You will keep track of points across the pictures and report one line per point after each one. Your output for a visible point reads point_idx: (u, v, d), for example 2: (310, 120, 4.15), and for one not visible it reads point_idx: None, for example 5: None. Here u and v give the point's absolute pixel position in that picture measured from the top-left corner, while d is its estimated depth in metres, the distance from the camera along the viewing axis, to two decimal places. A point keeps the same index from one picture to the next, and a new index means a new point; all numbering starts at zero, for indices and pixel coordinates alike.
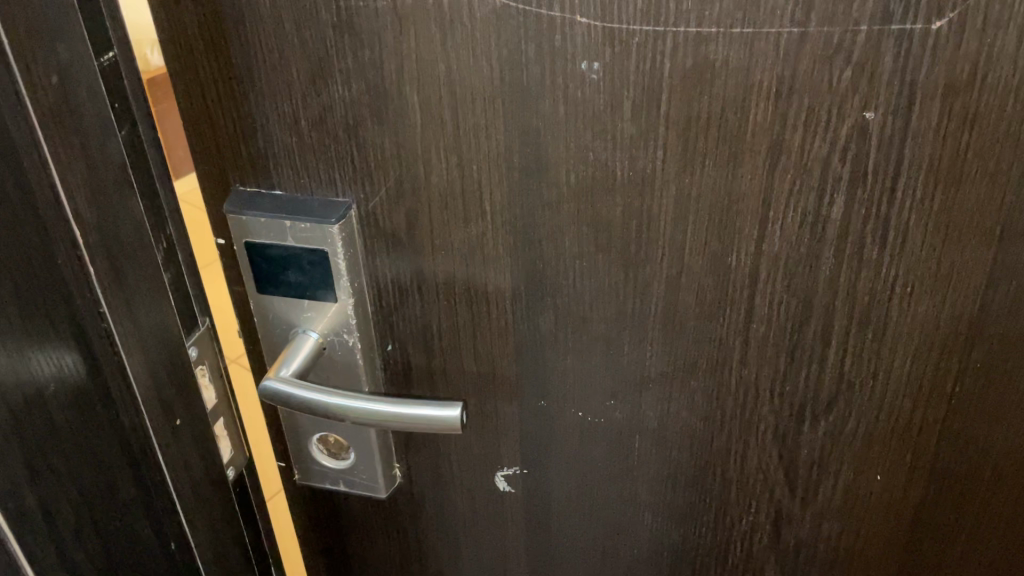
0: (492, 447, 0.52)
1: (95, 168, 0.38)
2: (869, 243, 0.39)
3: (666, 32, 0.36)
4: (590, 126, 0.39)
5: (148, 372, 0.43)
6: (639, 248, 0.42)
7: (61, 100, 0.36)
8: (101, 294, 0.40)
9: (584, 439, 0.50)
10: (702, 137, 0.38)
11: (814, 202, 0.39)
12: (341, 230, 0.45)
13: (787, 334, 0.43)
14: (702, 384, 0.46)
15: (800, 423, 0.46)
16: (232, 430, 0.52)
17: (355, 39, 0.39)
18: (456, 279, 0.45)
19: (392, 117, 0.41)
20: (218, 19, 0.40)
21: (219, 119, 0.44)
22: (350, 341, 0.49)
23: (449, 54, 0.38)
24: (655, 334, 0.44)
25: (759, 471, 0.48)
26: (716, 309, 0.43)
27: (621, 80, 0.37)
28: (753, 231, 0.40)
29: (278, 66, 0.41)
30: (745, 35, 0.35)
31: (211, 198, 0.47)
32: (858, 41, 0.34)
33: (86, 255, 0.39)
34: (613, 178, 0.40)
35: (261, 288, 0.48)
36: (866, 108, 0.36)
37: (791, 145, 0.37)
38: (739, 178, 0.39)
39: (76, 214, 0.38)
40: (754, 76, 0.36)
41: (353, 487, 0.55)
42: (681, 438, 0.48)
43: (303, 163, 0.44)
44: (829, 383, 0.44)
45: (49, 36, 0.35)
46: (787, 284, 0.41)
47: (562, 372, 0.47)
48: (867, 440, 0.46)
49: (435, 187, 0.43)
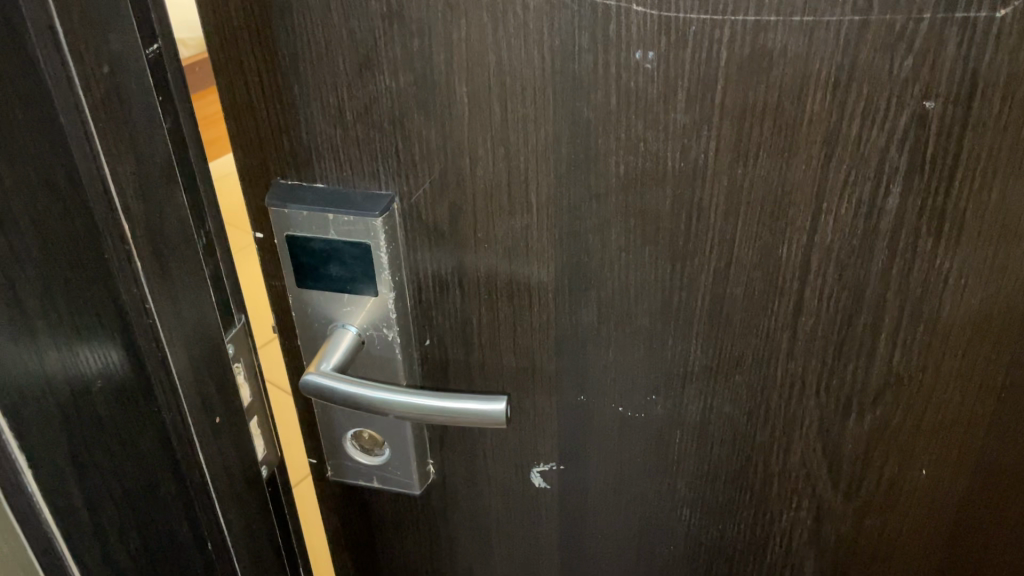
0: (530, 443, 0.51)
1: (143, 162, 0.38)
2: (923, 233, 0.39)
3: (724, 21, 0.36)
4: (642, 116, 0.39)
5: (190, 367, 0.43)
6: (688, 240, 0.42)
7: (112, 91, 0.35)
8: (149, 290, 0.39)
9: (624, 434, 0.50)
10: (757, 127, 0.38)
11: (869, 192, 0.38)
12: (384, 223, 0.44)
13: (835, 326, 0.43)
14: (747, 378, 0.45)
15: (845, 417, 0.45)
16: (266, 430, 0.51)
17: (404, 29, 0.39)
18: (499, 273, 0.45)
19: (439, 109, 0.41)
20: (266, 10, 0.40)
21: (262, 111, 0.43)
22: (389, 336, 0.48)
23: (501, 44, 0.38)
24: (700, 328, 0.44)
25: (802, 465, 0.48)
26: (764, 302, 0.43)
27: (676, 69, 0.37)
28: (805, 223, 0.40)
29: (326, 57, 0.41)
30: (805, 23, 0.35)
31: (251, 191, 0.47)
32: (920, 30, 0.34)
33: (134, 250, 0.38)
34: (664, 168, 0.40)
35: (301, 282, 0.48)
36: (926, 97, 0.36)
37: (847, 135, 0.37)
38: (793, 169, 0.39)
39: (125, 207, 0.37)
40: (812, 66, 0.36)
41: (387, 484, 0.55)
42: (723, 432, 0.48)
43: (347, 155, 0.43)
44: (877, 376, 0.44)
45: (100, 25, 0.34)
46: (837, 276, 0.41)
47: (604, 366, 0.47)
48: (913, 433, 0.45)
49: (480, 178, 0.42)
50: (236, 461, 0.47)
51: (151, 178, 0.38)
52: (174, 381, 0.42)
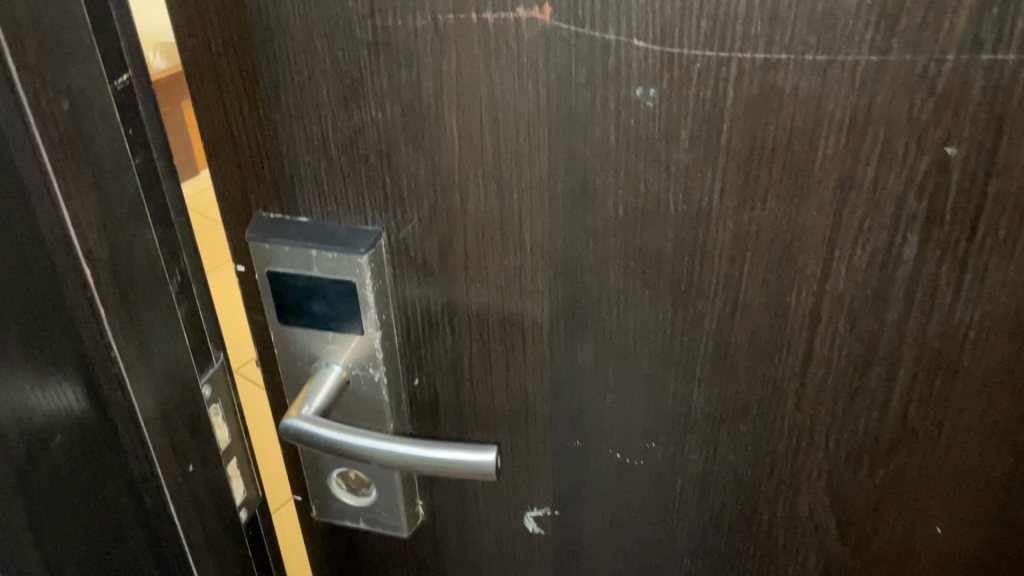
0: (524, 485, 0.49)
1: (110, 204, 0.35)
2: (943, 284, 0.36)
3: (731, 57, 0.33)
4: (643, 155, 0.36)
5: (162, 415, 0.40)
6: (691, 283, 0.39)
7: (74, 129, 0.33)
8: (114, 338, 0.37)
9: (622, 480, 0.47)
10: (765, 170, 0.35)
11: (885, 240, 0.36)
12: (370, 260, 0.42)
13: (847, 378, 0.40)
14: (752, 428, 0.43)
15: (856, 472, 0.42)
16: (247, 471, 0.49)
17: (391, 60, 0.36)
18: (490, 310, 0.43)
19: (429, 143, 0.38)
20: (246, 36, 0.38)
21: (242, 142, 0.41)
22: (376, 375, 0.46)
23: (493, 76, 0.36)
24: (704, 374, 0.42)
25: (809, 519, 0.45)
26: (772, 350, 0.40)
27: (680, 108, 0.35)
28: (816, 270, 0.37)
29: (308, 87, 0.38)
30: (818, 62, 0.32)
31: (232, 224, 0.44)
32: (943, 71, 0.32)
33: (98, 296, 0.36)
34: (665, 210, 0.38)
35: (284, 319, 0.46)
36: (947, 141, 0.33)
37: (862, 181, 0.35)
38: (804, 214, 0.36)
39: (86, 250, 0.35)
40: (826, 107, 0.33)
41: (374, 525, 0.52)
42: (726, 483, 0.45)
43: (332, 189, 0.41)
44: (891, 430, 0.41)
45: (60, 60, 0.32)
46: (850, 326, 0.38)
47: (602, 410, 0.45)
48: (929, 490, 0.42)
49: (471, 215, 0.40)
50: (212, 508, 0.45)
51: (119, 217, 0.36)
52: (142, 432, 0.40)
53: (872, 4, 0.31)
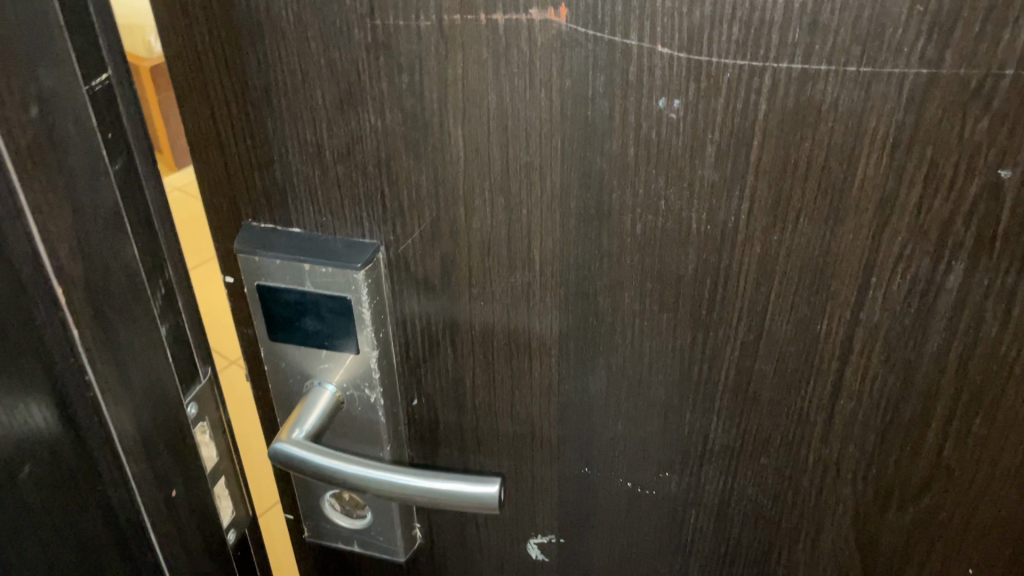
0: (527, 511, 0.47)
1: (85, 216, 0.33)
2: (988, 316, 0.33)
3: (766, 68, 0.30)
4: (664, 171, 0.34)
5: (142, 440, 0.37)
6: (712, 308, 0.36)
7: (44, 136, 0.30)
8: (87, 360, 0.34)
9: (633, 510, 0.44)
10: (798, 189, 0.32)
11: (927, 268, 0.33)
12: (367, 276, 0.39)
13: (879, 411, 0.37)
14: (773, 460, 0.40)
15: (884, 509, 0.40)
16: (235, 490, 0.46)
17: (392, 64, 0.33)
18: (496, 331, 0.40)
19: (433, 153, 0.35)
20: (234, 36, 0.35)
21: (230, 147, 0.38)
22: (372, 397, 0.43)
23: (503, 84, 0.33)
24: (723, 403, 0.39)
25: (832, 556, 0.42)
26: (798, 380, 0.37)
27: (706, 121, 0.32)
28: (850, 297, 0.34)
29: (302, 91, 0.35)
30: (861, 75, 0.29)
31: (220, 233, 0.41)
32: (1000, 87, 0.29)
33: (70, 315, 0.33)
34: (687, 229, 0.35)
35: (274, 335, 0.43)
36: (1001, 164, 0.30)
37: (905, 204, 0.32)
38: (838, 238, 0.33)
39: (57, 267, 0.32)
40: (868, 124, 0.30)
41: (368, 549, 0.50)
42: (743, 516, 0.42)
43: (327, 199, 0.38)
44: (923, 467, 0.38)
45: (29, 61, 0.29)
46: (884, 357, 0.35)
47: (612, 437, 0.42)
48: (962, 531, 0.40)
49: (477, 231, 0.37)
50: (196, 535, 0.42)
51: (93, 231, 0.33)
52: (120, 458, 0.37)
53: (924, 12, 0.28)
